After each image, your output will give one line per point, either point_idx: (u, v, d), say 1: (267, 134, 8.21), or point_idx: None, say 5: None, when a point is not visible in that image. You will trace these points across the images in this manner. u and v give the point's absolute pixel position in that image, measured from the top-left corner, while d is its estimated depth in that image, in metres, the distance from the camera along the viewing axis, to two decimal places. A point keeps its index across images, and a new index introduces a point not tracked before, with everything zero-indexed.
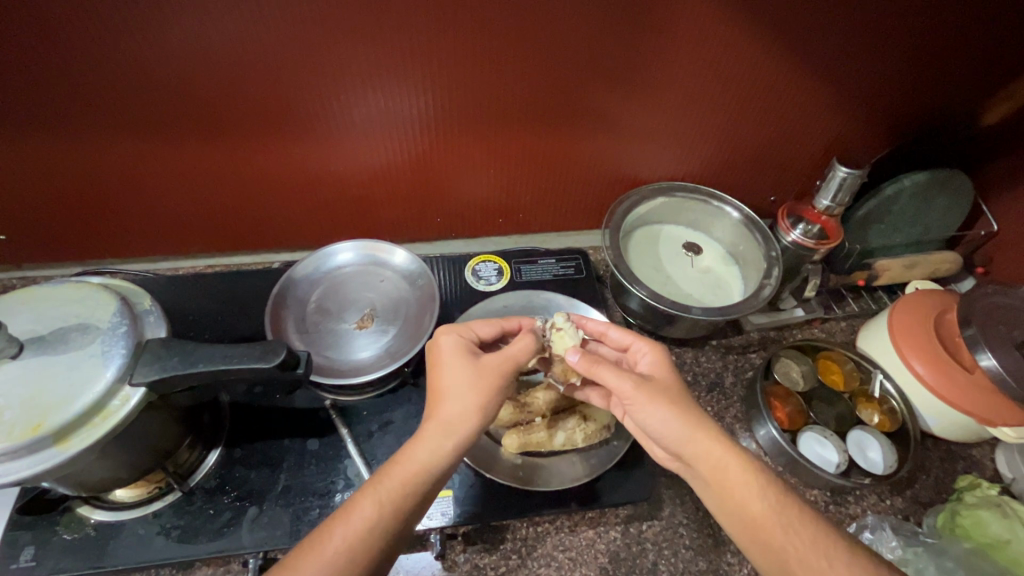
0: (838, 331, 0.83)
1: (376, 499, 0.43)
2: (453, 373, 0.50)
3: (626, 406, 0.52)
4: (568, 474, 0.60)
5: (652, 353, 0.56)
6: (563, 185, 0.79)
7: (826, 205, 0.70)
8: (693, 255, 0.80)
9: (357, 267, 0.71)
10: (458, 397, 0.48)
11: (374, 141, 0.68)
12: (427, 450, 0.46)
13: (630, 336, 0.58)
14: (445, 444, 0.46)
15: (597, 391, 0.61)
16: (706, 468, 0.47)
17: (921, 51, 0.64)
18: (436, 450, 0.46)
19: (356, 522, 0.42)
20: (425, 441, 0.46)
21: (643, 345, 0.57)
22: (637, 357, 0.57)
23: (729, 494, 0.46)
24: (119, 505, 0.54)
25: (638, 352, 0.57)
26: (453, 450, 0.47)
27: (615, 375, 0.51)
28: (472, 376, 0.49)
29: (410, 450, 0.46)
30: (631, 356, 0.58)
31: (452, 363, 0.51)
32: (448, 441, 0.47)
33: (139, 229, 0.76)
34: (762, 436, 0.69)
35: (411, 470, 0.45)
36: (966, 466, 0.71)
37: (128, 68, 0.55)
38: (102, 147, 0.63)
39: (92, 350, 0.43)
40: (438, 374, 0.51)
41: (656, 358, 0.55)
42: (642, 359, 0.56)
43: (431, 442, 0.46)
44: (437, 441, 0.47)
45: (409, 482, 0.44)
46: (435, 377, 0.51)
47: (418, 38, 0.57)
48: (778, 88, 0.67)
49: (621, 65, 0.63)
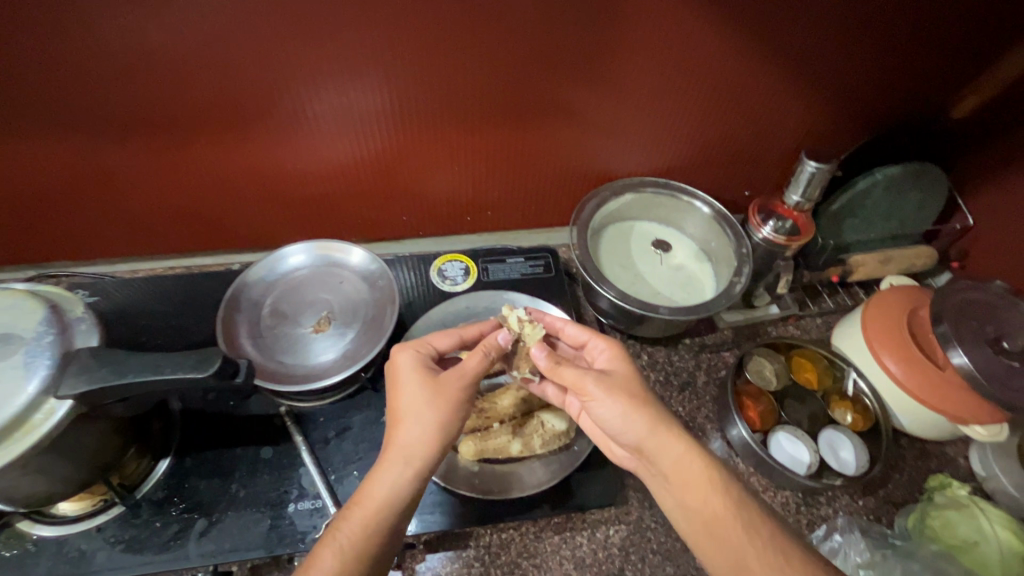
0: (813, 328, 0.81)
1: (337, 549, 0.42)
2: (415, 392, 0.48)
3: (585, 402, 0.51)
4: (528, 480, 0.59)
5: (608, 349, 0.55)
6: (531, 182, 0.77)
7: (796, 200, 0.69)
8: (664, 252, 0.79)
9: (316, 268, 0.69)
10: (417, 419, 0.47)
11: (330, 139, 0.66)
12: (388, 486, 0.44)
13: (587, 332, 0.58)
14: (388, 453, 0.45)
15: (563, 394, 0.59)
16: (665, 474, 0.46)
17: (891, 41, 0.62)
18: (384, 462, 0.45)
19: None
20: (386, 475, 0.45)
21: (599, 341, 0.56)
22: (593, 354, 0.57)
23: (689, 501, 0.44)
24: (61, 519, 0.53)
25: (594, 348, 0.57)
26: (415, 476, 0.45)
27: (574, 372, 0.51)
28: (431, 397, 0.48)
29: (368, 491, 0.44)
30: (588, 353, 0.57)
31: (410, 382, 0.49)
32: (402, 461, 0.45)
33: (92, 231, 0.73)
34: (733, 436, 0.68)
35: (372, 508, 0.44)
36: (939, 464, 0.70)
37: (60, 64, 0.52)
38: (41, 147, 0.60)
39: (14, 361, 0.41)
40: (398, 394, 0.49)
41: (612, 353, 0.55)
42: (600, 355, 0.56)
43: (395, 474, 0.45)
44: (392, 471, 0.45)
45: (371, 525, 0.43)
46: (394, 396, 0.50)
47: (368, 33, 0.55)
48: (747, 81, 0.66)
49: (584, 59, 0.61)
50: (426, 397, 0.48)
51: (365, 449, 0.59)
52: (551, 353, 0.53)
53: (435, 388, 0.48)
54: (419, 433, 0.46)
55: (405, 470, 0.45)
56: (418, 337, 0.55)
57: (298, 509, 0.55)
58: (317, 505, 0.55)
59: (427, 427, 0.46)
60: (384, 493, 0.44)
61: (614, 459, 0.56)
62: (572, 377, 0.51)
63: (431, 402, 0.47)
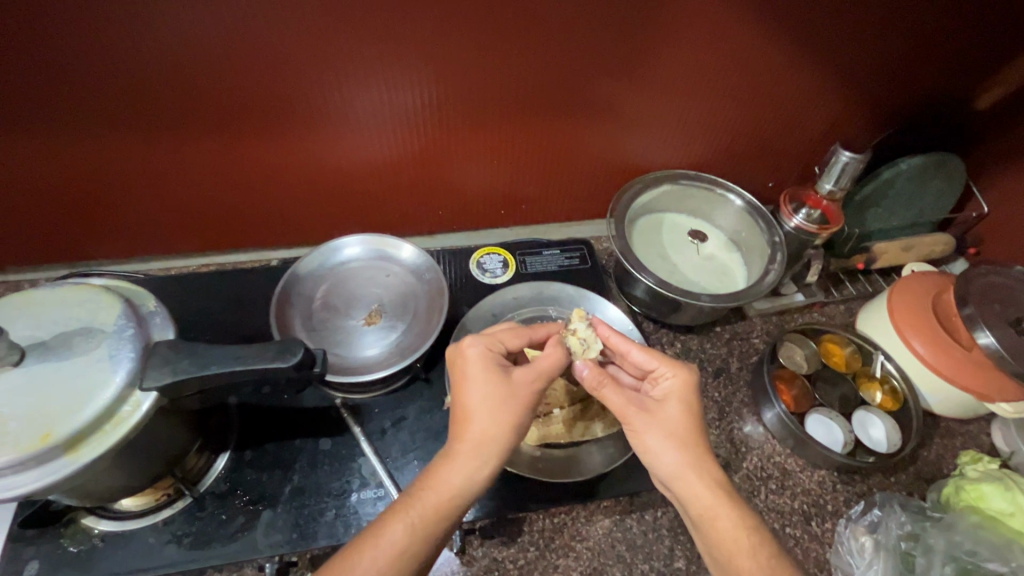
0: (838, 314, 0.84)
1: (407, 525, 0.43)
2: (483, 390, 0.49)
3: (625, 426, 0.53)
4: (586, 463, 0.60)
5: (675, 379, 0.53)
6: (567, 176, 0.79)
7: (829, 189, 0.71)
8: (697, 242, 0.81)
9: (363, 262, 0.70)
10: (485, 415, 0.48)
11: (376, 134, 0.66)
12: (461, 475, 0.46)
13: (653, 362, 0.55)
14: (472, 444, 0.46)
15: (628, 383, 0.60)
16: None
17: (920, 34, 0.65)
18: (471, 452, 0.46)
19: (387, 547, 0.42)
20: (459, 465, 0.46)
21: (668, 369, 0.53)
22: (657, 380, 0.55)
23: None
24: (125, 514, 0.52)
25: (660, 375, 0.54)
26: (490, 467, 0.47)
27: (617, 398, 0.52)
28: (502, 393, 0.49)
29: (443, 474, 0.46)
30: (651, 379, 0.55)
31: (478, 378, 0.49)
32: (482, 442, 0.47)
33: (130, 228, 0.72)
34: (769, 419, 0.70)
35: (444, 492, 0.45)
36: (964, 441, 0.73)
37: (114, 59, 0.52)
38: (88, 143, 0.60)
39: (99, 355, 0.41)
40: (465, 389, 0.49)
41: (681, 386, 0.53)
42: (663, 385, 0.53)
43: (464, 463, 0.46)
44: (462, 459, 0.46)
45: (441, 507, 0.45)
46: (460, 389, 0.50)
47: (424, 29, 0.55)
48: (782, 76, 0.68)
49: (630, 55, 0.62)
50: (494, 394, 0.48)
51: (422, 439, 0.60)
52: (594, 372, 0.53)
53: (504, 386, 0.49)
54: (493, 425, 0.47)
55: (478, 467, 0.46)
56: (490, 332, 0.55)
57: (361, 498, 0.56)
58: (380, 494, 0.56)
59: (502, 414, 0.47)
60: (456, 482, 0.45)
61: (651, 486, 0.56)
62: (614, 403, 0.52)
63: (503, 397, 0.48)
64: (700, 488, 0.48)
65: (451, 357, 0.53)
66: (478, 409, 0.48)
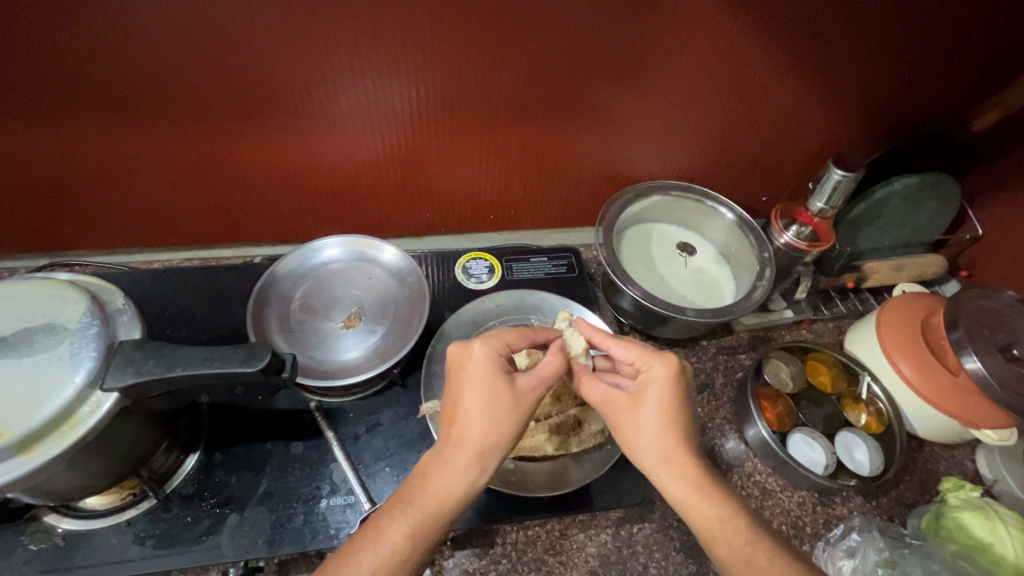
0: (826, 332, 0.83)
1: (405, 530, 0.43)
2: (494, 398, 0.46)
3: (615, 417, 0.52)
4: (562, 479, 0.58)
5: (659, 367, 0.50)
6: (556, 182, 0.78)
7: (820, 207, 0.70)
8: (686, 255, 0.80)
9: (344, 263, 0.69)
10: (490, 423, 0.46)
11: (362, 134, 0.66)
12: (456, 479, 0.45)
13: (634, 351, 0.53)
14: (465, 468, 0.45)
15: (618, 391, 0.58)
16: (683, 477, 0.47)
17: (916, 53, 0.64)
18: (457, 472, 0.45)
19: (385, 548, 0.42)
20: (453, 472, 0.45)
21: (650, 364, 0.51)
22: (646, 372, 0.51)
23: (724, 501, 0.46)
24: (89, 513, 0.52)
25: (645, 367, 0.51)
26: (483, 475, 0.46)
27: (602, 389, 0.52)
28: (503, 402, 0.46)
29: (433, 474, 0.45)
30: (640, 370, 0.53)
31: (482, 383, 0.47)
32: (470, 464, 0.45)
33: (112, 221, 0.72)
34: (751, 436, 0.70)
35: (434, 491, 0.44)
36: (947, 466, 0.72)
37: (91, 50, 0.51)
38: (66, 135, 0.59)
39: (59, 353, 0.40)
40: (467, 394, 0.47)
41: (666, 374, 0.50)
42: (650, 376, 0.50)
43: (459, 470, 0.45)
44: (460, 463, 0.45)
45: (438, 506, 0.44)
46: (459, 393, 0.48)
47: (411, 31, 0.55)
48: (775, 91, 0.67)
49: (621, 64, 0.61)
50: (505, 406, 0.46)
51: (395, 446, 0.59)
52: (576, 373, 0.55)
53: (510, 395, 0.47)
54: (495, 435, 0.46)
55: (476, 474, 0.45)
56: (493, 334, 0.52)
57: (330, 505, 0.55)
58: (350, 501, 0.55)
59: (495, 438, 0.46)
60: (450, 485, 0.45)
61: None
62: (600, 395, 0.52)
63: (504, 408, 0.46)
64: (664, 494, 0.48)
65: (451, 358, 0.50)
66: (493, 421, 0.46)
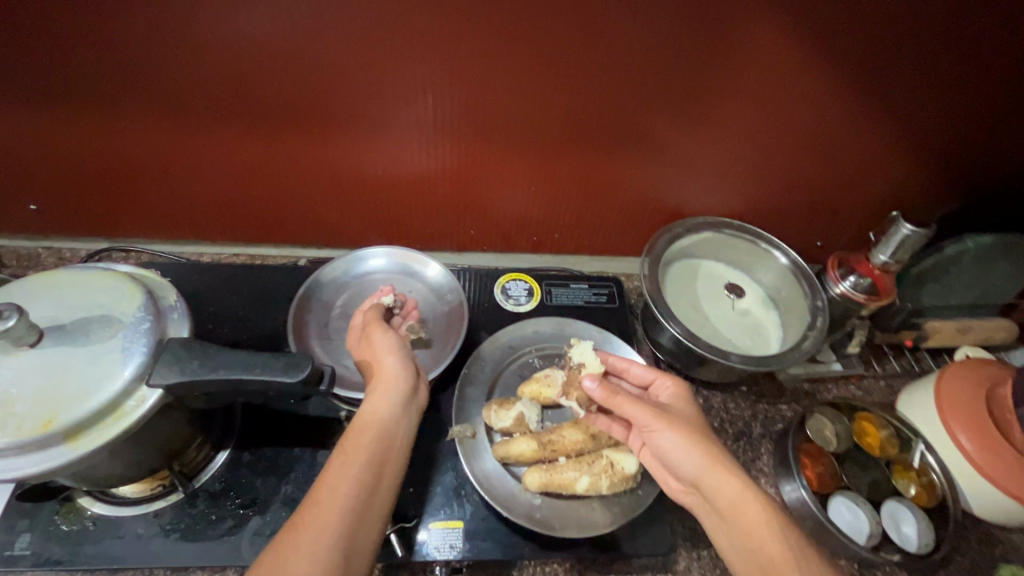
0: (876, 390, 0.78)
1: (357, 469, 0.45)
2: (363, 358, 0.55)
3: (645, 436, 0.51)
4: (588, 521, 0.56)
5: (674, 387, 0.56)
6: (604, 210, 0.76)
7: (883, 260, 0.67)
8: (733, 296, 0.77)
9: (387, 275, 0.71)
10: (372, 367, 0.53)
11: (416, 147, 0.66)
12: (380, 403, 0.49)
13: (654, 371, 0.58)
14: (386, 397, 0.50)
15: (620, 421, 0.59)
16: (716, 487, 0.46)
17: (1000, 104, 0.60)
18: (380, 404, 0.50)
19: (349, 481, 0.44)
20: (373, 402, 0.49)
21: (666, 379, 0.57)
22: (659, 392, 0.57)
23: (748, 526, 0.44)
24: (121, 500, 0.53)
25: (660, 386, 0.57)
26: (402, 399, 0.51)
27: (635, 407, 0.50)
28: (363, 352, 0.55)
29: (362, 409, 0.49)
30: (652, 393, 0.58)
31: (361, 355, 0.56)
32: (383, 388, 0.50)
33: (171, 212, 0.74)
34: (790, 494, 0.65)
35: (369, 421, 0.48)
36: (1004, 551, 0.67)
37: (174, 49, 0.53)
38: (140, 126, 0.62)
39: (113, 345, 0.41)
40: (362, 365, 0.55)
41: (677, 393, 0.56)
42: (665, 394, 0.56)
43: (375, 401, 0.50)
44: (381, 391, 0.50)
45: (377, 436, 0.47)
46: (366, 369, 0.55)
47: (478, 51, 0.55)
48: (843, 135, 0.64)
49: (684, 97, 0.60)
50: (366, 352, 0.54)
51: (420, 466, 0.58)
52: (603, 382, 0.53)
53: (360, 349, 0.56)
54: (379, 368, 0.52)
55: (392, 394, 0.50)
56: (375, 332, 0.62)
57: None
58: None
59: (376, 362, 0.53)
60: (370, 413, 0.49)
61: (670, 493, 0.54)
62: (630, 410, 0.51)
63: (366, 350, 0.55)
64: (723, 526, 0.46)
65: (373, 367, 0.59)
66: (371, 363, 0.53)
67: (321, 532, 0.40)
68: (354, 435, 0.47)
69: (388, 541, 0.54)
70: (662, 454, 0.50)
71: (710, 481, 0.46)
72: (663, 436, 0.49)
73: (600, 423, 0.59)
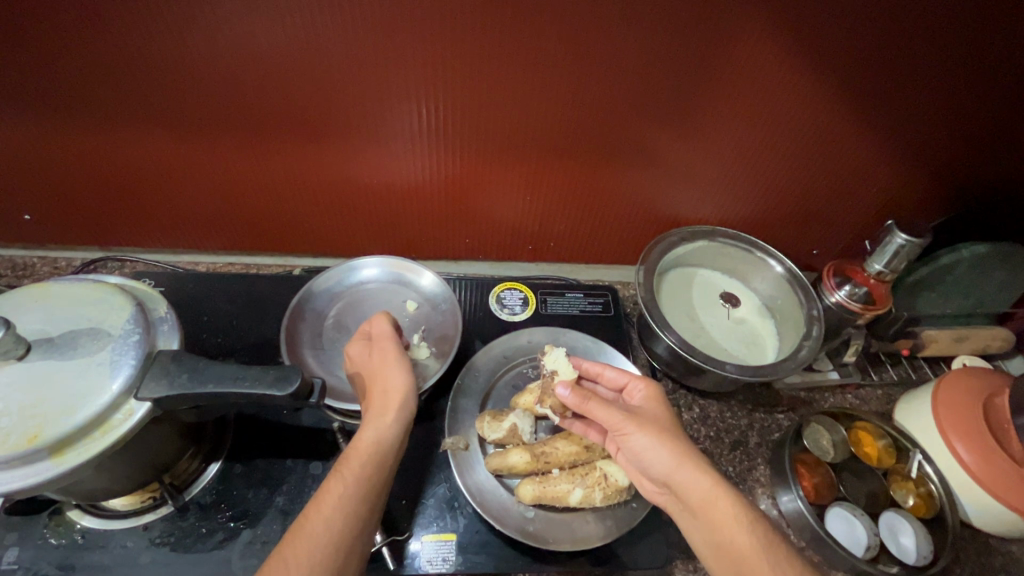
0: (873, 399, 0.78)
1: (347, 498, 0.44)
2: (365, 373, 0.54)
3: (617, 439, 0.51)
4: (582, 534, 0.55)
5: (645, 389, 0.56)
6: (599, 219, 0.76)
7: (878, 269, 0.66)
8: (729, 305, 0.77)
9: (381, 284, 0.71)
10: (381, 382, 0.52)
11: (411, 157, 0.66)
12: (374, 432, 0.49)
13: (627, 374, 0.57)
14: (390, 421, 0.50)
15: (596, 426, 0.58)
16: (686, 485, 0.46)
17: (992, 114, 0.61)
18: (380, 426, 0.49)
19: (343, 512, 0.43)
20: (374, 424, 0.49)
21: (639, 382, 0.56)
22: (632, 395, 0.56)
23: (719, 520, 0.44)
24: (111, 513, 0.52)
25: (633, 388, 0.56)
26: (394, 425, 0.50)
27: (605, 409, 0.50)
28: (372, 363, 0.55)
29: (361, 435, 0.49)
30: (625, 394, 0.57)
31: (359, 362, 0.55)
32: (387, 415, 0.50)
33: (166, 222, 0.74)
34: (786, 504, 0.65)
35: (363, 448, 0.48)
36: (1003, 562, 0.66)
37: (168, 61, 0.54)
38: (135, 137, 0.62)
39: (101, 358, 0.41)
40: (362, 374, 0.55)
41: (649, 394, 0.55)
42: (638, 396, 0.56)
43: (377, 424, 0.49)
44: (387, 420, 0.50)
45: (369, 459, 0.47)
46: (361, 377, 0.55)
47: (471, 63, 0.55)
48: (836, 144, 0.65)
49: (677, 107, 0.60)
50: (377, 368, 0.54)
51: None
52: (576, 389, 0.52)
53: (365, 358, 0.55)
54: (386, 391, 0.52)
55: (384, 418, 0.50)
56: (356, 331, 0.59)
57: None
58: None
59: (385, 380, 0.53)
60: (370, 437, 0.48)
61: (642, 492, 0.54)
62: (603, 415, 0.50)
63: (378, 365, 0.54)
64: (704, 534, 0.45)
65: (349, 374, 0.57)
66: (379, 383, 0.53)
67: (309, 559, 0.40)
68: (349, 457, 0.47)
69: (381, 554, 0.54)
70: (636, 456, 0.50)
71: (681, 479, 0.46)
72: (635, 438, 0.48)
73: (576, 428, 0.59)
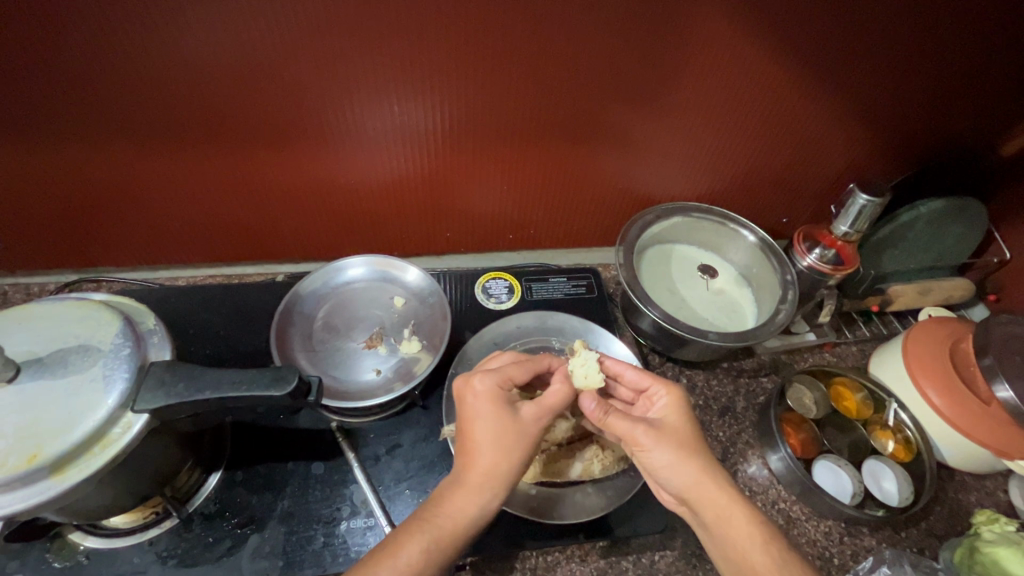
0: (849, 355, 0.82)
1: (423, 544, 0.42)
2: (499, 430, 0.46)
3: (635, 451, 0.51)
4: (584, 506, 0.57)
5: (669, 396, 0.54)
6: (576, 203, 0.78)
7: (844, 231, 0.70)
8: (707, 277, 0.79)
9: (367, 283, 0.72)
10: (500, 450, 0.46)
11: (387, 154, 0.66)
12: (474, 501, 0.45)
13: (647, 378, 0.56)
14: (489, 498, 0.45)
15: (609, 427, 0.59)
16: (702, 501, 0.47)
17: (939, 75, 0.64)
18: (483, 500, 0.45)
19: (402, 564, 0.41)
20: (465, 498, 0.45)
21: (661, 389, 0.55)
22: (652, 401, 0.56)
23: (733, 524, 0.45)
24: (113, 531, 0.52)
25: (653, 395, 0.55)
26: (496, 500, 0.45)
27: (626, 422, 0.50)
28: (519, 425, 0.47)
29: (450, 500, 0.45)
30: (646, 398, 0.56)
31: (491, 415, 0.47)
32: (493, 491, 0.45)
33: (141, 238, 0.74)
34: (775, 462, 0.68)
35: (452, 518, 0.44)
36: (979, 497, 0.70)
37: (131, 75, 0.53)
38: (102, 154, 0.61)
39: (93, 374, 0.41)
40: (474, 425, 0.47)
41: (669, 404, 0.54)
42: (659, 402, 0.55)
43: (471, 497, 0.45)
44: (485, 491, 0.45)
45: (452, 531, 0.44)
46: (466, 425, 0.48)
47: (438, 58, 0.56)
48: (797, 114, 0.67)
49: (642, 87, 0.62)
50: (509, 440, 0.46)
51: (416, 468, 0.59)
52: (601, 402, 0.51)
53: (512, 423, 0.47)
54: (497, 462, 0.46)
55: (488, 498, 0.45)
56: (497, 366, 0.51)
57: (350, 527, 0.54)
58: (369, 523, 0.55)
59: (509, 453, 0.46)
60: (470, 508, 0.45)
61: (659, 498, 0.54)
62: (623, 428, 0.50)
63: (513, 433, 0.47)
64: (709, 507, 0.46)
65: (458, 394, 0.50)
66: (497, 447, 0.46)
67: None
68: (435, 517, 0.44)
69: None
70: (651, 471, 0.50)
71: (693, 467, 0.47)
72: (654, 455, 0.49)
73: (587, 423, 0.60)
